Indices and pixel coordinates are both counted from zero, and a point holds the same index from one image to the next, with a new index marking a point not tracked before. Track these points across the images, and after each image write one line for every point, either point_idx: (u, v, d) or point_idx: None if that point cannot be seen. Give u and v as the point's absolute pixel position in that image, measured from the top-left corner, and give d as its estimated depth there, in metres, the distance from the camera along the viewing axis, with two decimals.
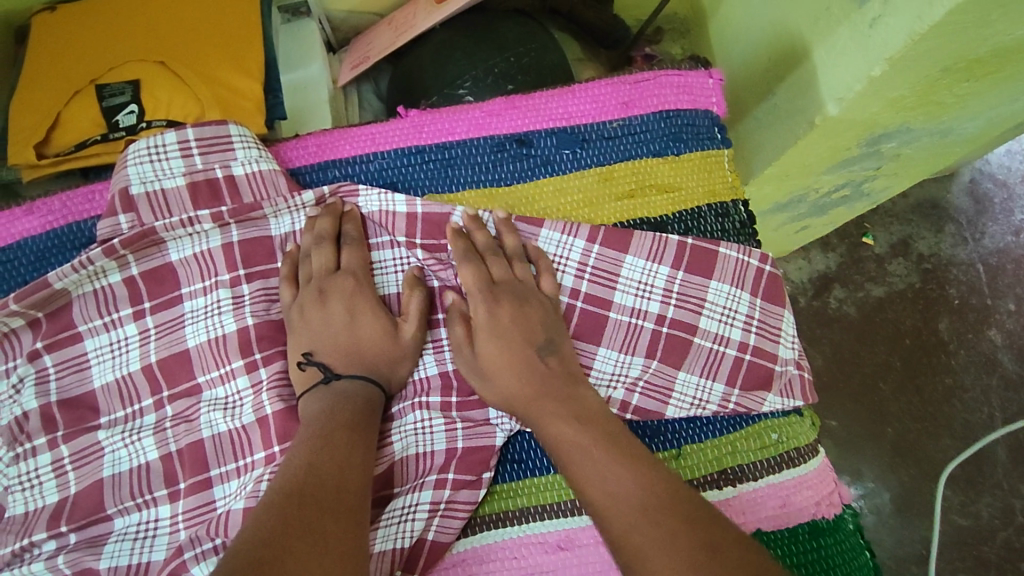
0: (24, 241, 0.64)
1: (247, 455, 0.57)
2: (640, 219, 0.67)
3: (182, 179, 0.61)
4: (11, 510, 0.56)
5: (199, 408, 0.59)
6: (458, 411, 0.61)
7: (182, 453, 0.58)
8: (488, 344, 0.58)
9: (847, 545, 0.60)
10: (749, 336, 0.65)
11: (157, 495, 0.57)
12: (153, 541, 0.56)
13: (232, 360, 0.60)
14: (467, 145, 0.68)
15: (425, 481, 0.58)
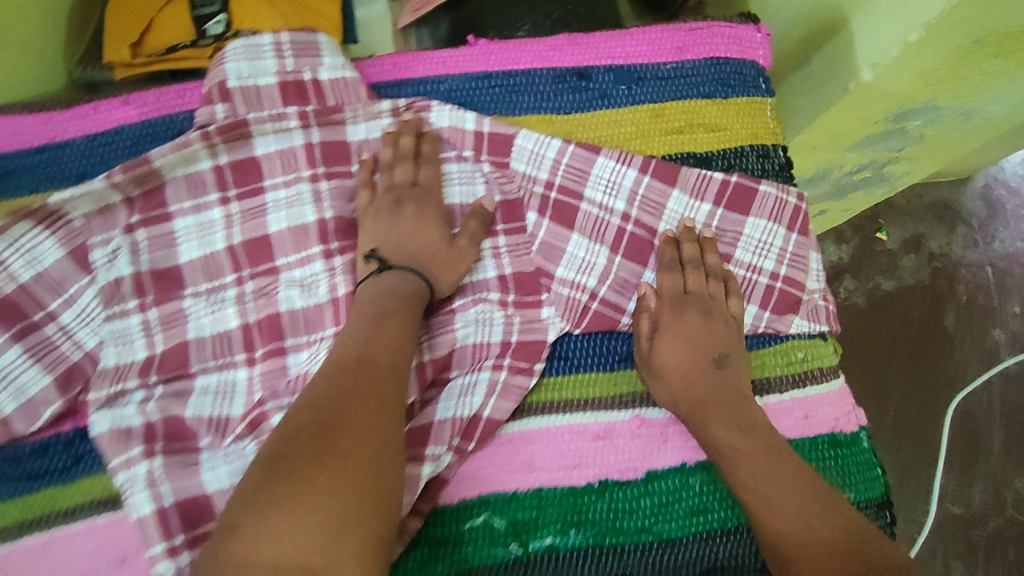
0: (120, 128, 0.67)
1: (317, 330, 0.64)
2: (687, 154, 0.72)
3: (275, 77, 0.67)
4: (104, 362, 0.62)
5: (278, 285, 0.65)
6: (515, 307, 0.67)
7: (260, 323, 0.64)
8: (672, 347, 0.64)
9: (862, 458, 0.66)
10: (781, 267, 0.69)
11: (237, 359, 0.63)
12: (234, 398, 0.62)
13: (311, 245, 0.66)
14: (531, 74, 0.72)
15: (480, 367, 0.64)
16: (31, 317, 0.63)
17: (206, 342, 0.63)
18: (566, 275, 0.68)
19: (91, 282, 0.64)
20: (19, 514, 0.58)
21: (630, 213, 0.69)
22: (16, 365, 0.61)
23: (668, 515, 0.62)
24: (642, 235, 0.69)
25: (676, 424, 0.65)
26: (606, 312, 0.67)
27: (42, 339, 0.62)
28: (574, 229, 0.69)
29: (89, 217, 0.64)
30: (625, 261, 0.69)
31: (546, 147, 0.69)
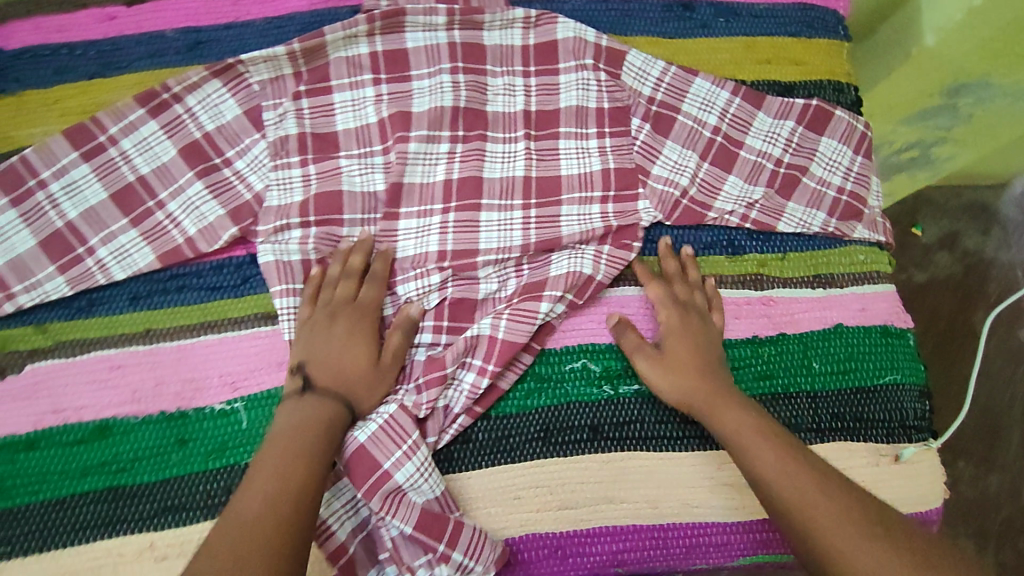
0: (293, 14, 0.78)
1: (429, 205, 0.73)
2: (773, 82, 0.82)
3: None
4: (269, 202, 0.72)
5: (410, 150, 0.74)
6: (614, 201, 0.74)
7: (390, 189, 0.73)
8: (677, 353, 0.68)
9: (909, 352, 0.75)
10: (847, 184, 0.78)
11: (376, 217, 0.73)
12: (371, 243, 0.71)
13: (444, 128, 0.75)
14: (644, 3, 0.83)
15: (588, 247, 0.72)
16: (212, 160, 0.73)
17: (354, 196, 0.73)
18: (661, 173, 0.76)
19: (261, 138, 0.75)
20: (201, 317, 0.69)
21: (720, 127, 0.78)
22: (201, 197, 0.72)
23: (738, 376, 0.72)
24: (728, 146, 0.77)
25: (750, 304, 0.74)
26: (695, 208, 0.75)
27: (218, 181, 0.73)
28: (669, 137, 0.77)
29: (265, 83, 0.75)
30: (714, 167, 0.77)
31: (652, 65, 0.79)
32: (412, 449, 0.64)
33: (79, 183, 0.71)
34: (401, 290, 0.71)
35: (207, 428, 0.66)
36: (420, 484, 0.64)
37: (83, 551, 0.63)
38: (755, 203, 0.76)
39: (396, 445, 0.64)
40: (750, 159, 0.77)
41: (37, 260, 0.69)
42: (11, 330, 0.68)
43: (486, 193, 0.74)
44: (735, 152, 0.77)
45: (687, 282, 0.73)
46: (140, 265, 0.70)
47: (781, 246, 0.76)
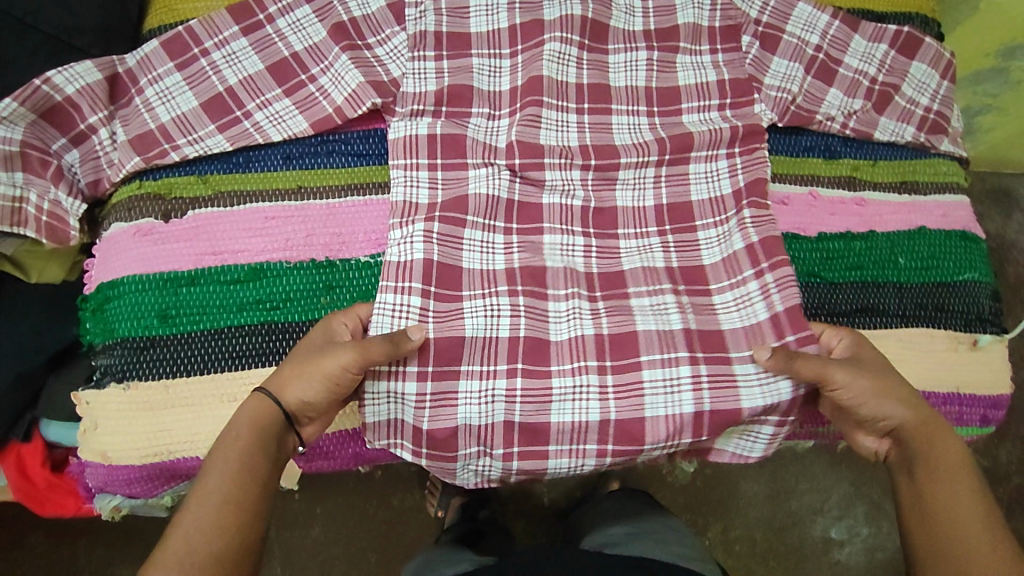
0: None
1: (567, 100, 0.81)
2: (867, 11, 0.90)
3: None
4: (406, 89, 0.77)
5: (542, 56, 0.80)
6: (733, 109, 0.82)
7: (522, 86, 0.80)
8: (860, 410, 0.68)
9: (983, 258, 0.82)
10: (934, 104, 0.86)
11: (501, 114, 0.80)
12: (497, 131, 0.79)
13: (574, 33, 0.82)
14: None
15: (720, 152, 0.81)
16: (354, 40, 0.78)
17: (483, 94, 0.80)
18: (773, 83, 0.83)
19: (402, 30, 0.80)
20: (348, 180, 0.75)
21: (822, 45, 0.85)
22: (344, 67, 0.76)
23: (833, 265, 0.79)
24: (830, 63, 0.85)
25: (845, 202, 0.81)
26: (800, 112, 0.82)
27: (361, 57, 0.77)
28: (776, 53, 0.84)
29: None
30: (815, 81, 0.84)
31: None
32: (490, 374, 0.71)
33: (238, 54, 0.77)
34: (549, 176, 0.78)
35: (353, 278, 0.72)
36: (477, 409, 0.70)
37: (239, 378, 0.68)
38: (854, 113, 0.83)
39: (481, 361, 0.72)
40: (848, 76, 0.85)
41: (200, 119, 0.74)
42: (174, 178, 0.73)
43: (615, 100, 0.83)
44: (835, 69, 0.85)
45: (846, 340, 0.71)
46: (295, 131, 0.75)
47: (872, 154, 0.84)
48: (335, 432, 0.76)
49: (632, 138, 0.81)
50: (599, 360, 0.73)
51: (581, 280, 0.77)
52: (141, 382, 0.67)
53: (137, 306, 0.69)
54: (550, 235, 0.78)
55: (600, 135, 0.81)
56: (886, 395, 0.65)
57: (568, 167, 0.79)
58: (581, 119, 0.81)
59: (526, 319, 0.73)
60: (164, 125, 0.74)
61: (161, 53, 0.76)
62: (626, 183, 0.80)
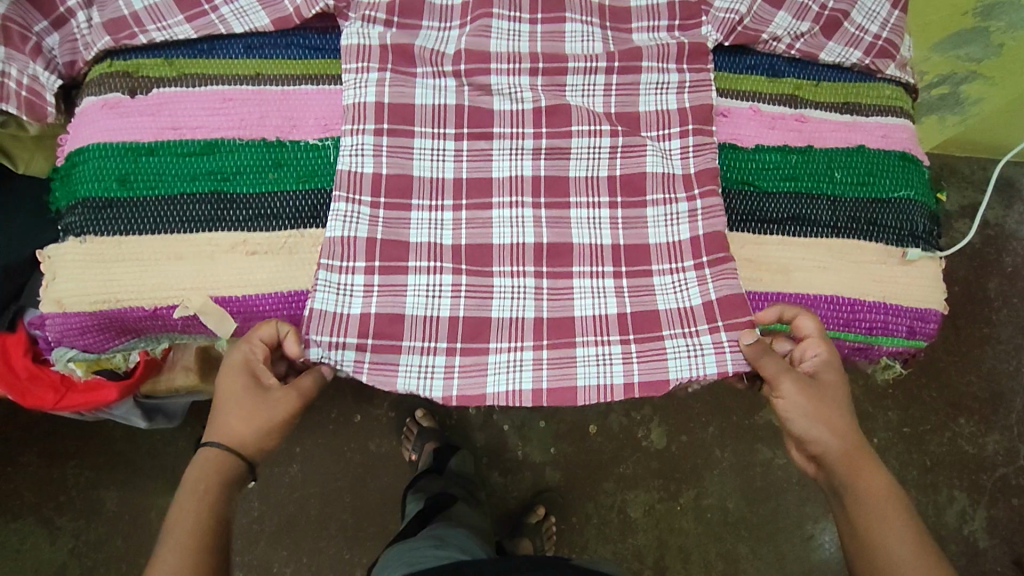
0: None
1: (519, 13, 0.83)
2: None
3: None
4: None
5: None
6: (681, 27, 0.84)
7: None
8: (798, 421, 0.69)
9: (923, 183, 0.83)
10: (882, 33, 0.86)
11: (453, 26, 0.82)
12: (447, 42, 0.81)
13: None
14: None
15: (670, 66, 0.82)
16: None
17: (434, 7, 0.82)
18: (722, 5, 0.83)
19: None
20: (303, 70, 0.80)
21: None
22: None
23: (766, 176, 0.81)
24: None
25: (785, 118, 0.83)
26: (749, 31, 0.84)
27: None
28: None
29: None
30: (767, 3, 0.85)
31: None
32: (435, 273, 0.74)
33: None
34: (495, 81, 0.80)
35: (301, 158, 0.77)
36: (429, 304, 0.74)
37: (187, 239, 0.73)
38: (801, 35, 0.85)
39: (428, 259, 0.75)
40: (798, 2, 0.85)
41: (169, 8, 0.79)
42: (144, 60, 0.79)
43: (566, 11, 0.84)
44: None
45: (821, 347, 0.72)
46: (257, 25, 0.79)
47: (815, 76, 0.86)
48: (274, 292, 0.73)
49: (583, 47, 0.83)
50: (537, 266, 0.76)
51: (525, 187, 0.78)
52: (97, 236, 0.72)
53: (98, 170, 0.74)
54: (498, 140, 0.79)
55: (551, 44, 0.83)
56: (822, 418, 0.68)
57: (515, 73, 0.81)
58: (533, 30, 0.83)
59: (468, 229, 0.76)
60: (136, 11, 0.78)
61: None
62: (575, 89, 0.81)
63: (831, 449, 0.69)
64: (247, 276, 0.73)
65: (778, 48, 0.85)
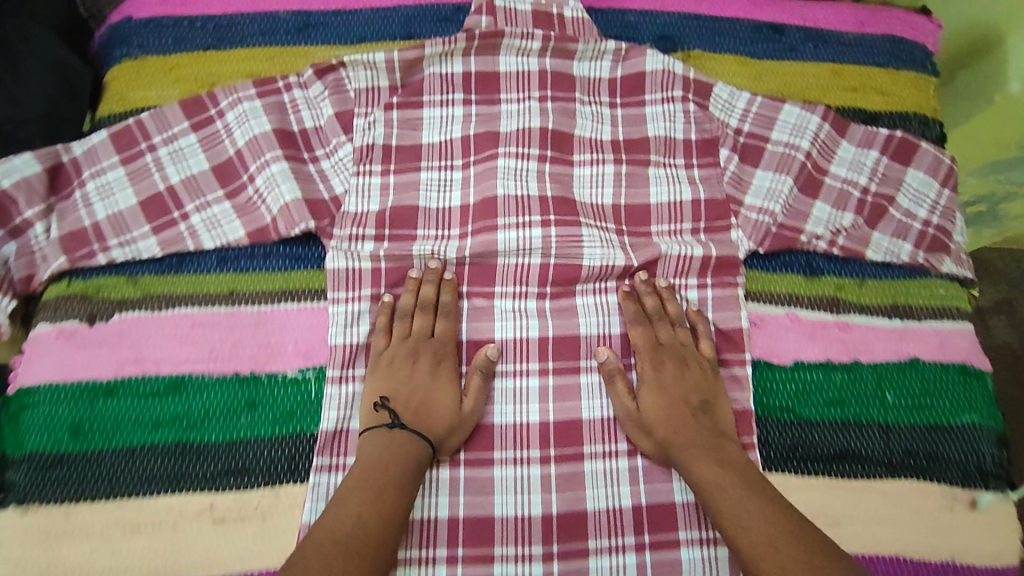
0: (399, 9, 0.83)
1: (527, 215, 0.73)
2: (858, 109, 0.82)
3: (530, 5, 0.81)
4: (347, 208, 0.74)
5: (497, 174, 0.76)
6: (707, 231, 0.76)
7: (476, 205, 0.75)
8: (649, 398, 0.67)
9: (990, 399, 0.72)
10: (932, 219, 0.77)
11: (451, 234, 0.74)
12: (446, 245, 0.73)
13: (532, 147, 0.77)
14: (735, 23, 0.84)
15: (691, 281, 0.74)
16: (301, 153, 0.77)
17: (429, 213, 0.75)
18: (755, 202, 0.77)
19: (348, 141, 0.77)
20: (284, 285, 0.72)
21: (811, 152, 0.79)
22: (283, 176, 0.74)
23: (808, 401, 0.71)
24: (815, 173, 0.79)
25: (825, 326, 0.74)
26: (786, 233, 0.76)
27: (302, 170, 0.75)
28: (758, 167, 0.79)
29: (360, 90, 0.78)
30: (800, 195, 0.78)
31: (738, 97, 0.80)
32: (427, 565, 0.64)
33: (184, 151, 0.76)
34: (499, 304, 0.72)
35: (277, 395, 0.68)
36: None
37: (143, 503, 0.63)
38: (842, 230, 0.77)
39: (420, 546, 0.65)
40: (836, 188, 0.78)
41: (135, 217, 0.73)
42: (104, 279, 0.70)
43: (580, 211, 0.75)
44: (821, 179, 0.79)
45: (668, 320, 0.72)
46: (231, 238, 0.73)
47: (860, 273, 0.76)
48: (242, 571, 0.62)
49: (601, 260, 0.73)
50: (545, 544, 0.65)
51: (532, 438, 0.68)
52: (43, 505, 0.63)
53: (48, 419, 0.65)
54: (501, 379, 0.70)
55: (565, 252, 0.73)
56: (661, 397, 0.67)
57: (522, 295, 0.73)
58: (547, 241, 0.73)
59: (467, 494, 0.66)
60: (99, 224, 0.72)
61: (108, 145, 0.75)
62: (587, 310, 0.73)
63: (708, 495, 0.61)
64: (211, 548, 0.63)
65: (818, 246, 0.76)
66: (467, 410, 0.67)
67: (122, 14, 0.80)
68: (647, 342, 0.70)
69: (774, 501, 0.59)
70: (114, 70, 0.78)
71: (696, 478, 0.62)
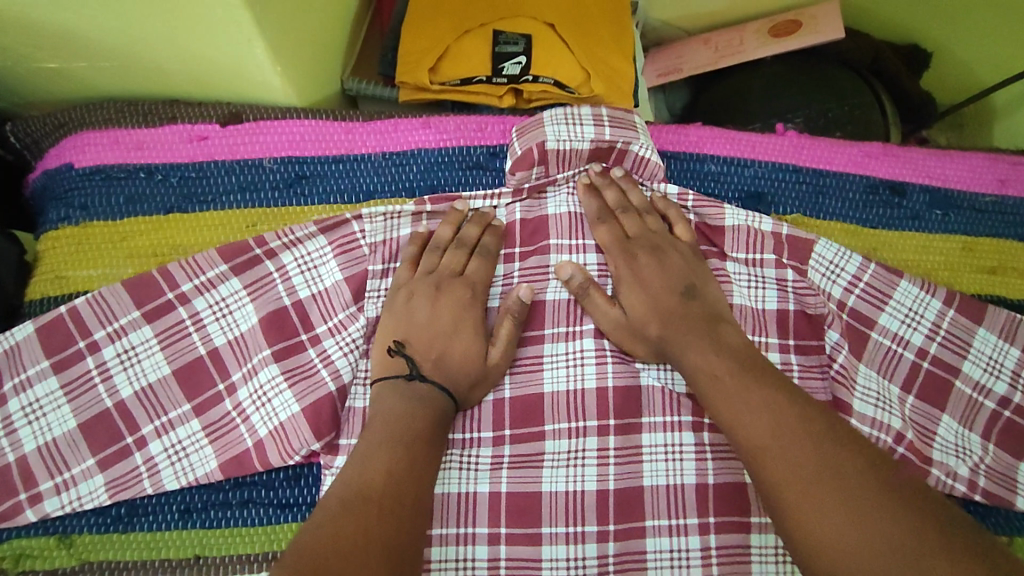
0: (419, 151, 0.66)
1: (581, 419, 0.58)
2: (997, 297, 0.66)
3: (589, 144, 0.63)
4: (352, 402, 0.57)
5: (543, 365, 0.60)
6: None
7: (515, 402, 0.59)
8: (632, 295, 0.59)
9: None
10: None
11: (484, 436, 0.59)
12: (477, 474, 0.57)
13: (584, 323, 0.61)
14: (844, 178, 0.68)
15: None
16: (298, 334, 0.59)
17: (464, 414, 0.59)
18: (865, 411, 0.60)
19: (359, 313, 0.59)
20: (265, 546, 0.55)
21: (929, 349, 0.62)
22: (276, 385, 0.57)
23: None
24: (941, 374, 0.62)
25: None
26: (913, 459, 0.59)
27: (299, 366, 0.58)
28: (862, 360, 0.62)
29: (376, 245, 0.61)
30: (923, 403, 0.61)
31: (848, 260, 0.63)
32: None
33: (136, 350, 0.58)
34: (547, 552, 0.56)
35: None
36: None
37: None
38: (980, 463, 0.60)
39: None
40: (965, 395, 0.62)
41: (75, 448, 0.56)
42: (28, 541, 0.54)
43: None
44: (950, 382, 0.62)
45: (634, 211, 0.63)
46: (199, 474, 0.56)
47: (1006, 524, 0.60)
48: None
49: (670, 481, 0.58)
50: None
51: None
52: None
53: None
54: None
55: (628, 477, 0.58)
56: (637, 277, 0.59)
57: (578, 538, 0.56)
58: (603, 470, 0.58)
59: None
60: (27, 459, 0.55)
61: (36, 346, 0.58)
62: (660, 562, 0.56)
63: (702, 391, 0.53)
64: None
65: (956, 488, 0.59)
66: (501, 352, 0.58)
67: (62, 157, 0.64)
68: (600, 220, 0.62)
69: (783, 382, 0.52)
70: (49, 237, 0.63)
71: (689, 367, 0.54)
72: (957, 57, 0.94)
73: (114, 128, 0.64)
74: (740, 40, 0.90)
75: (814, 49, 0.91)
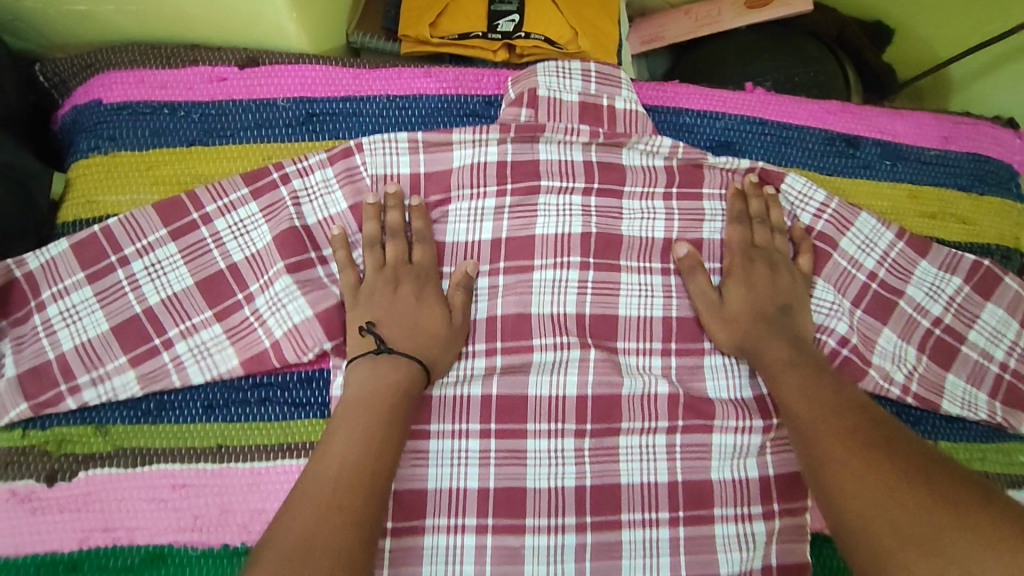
0: (421, 96, 0.72)
1: (564, 335, 0.66)
2: (937, 238, 0.74)
3: (578, 97, 0.71)
4: None
5: (532, 287, 0.67)
6: None
7: (507, 319, 0.66)
8: (736, 288, 0.66)
9: None
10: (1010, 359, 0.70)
11: (477, 348, 0.66)
12: (471, 378, 0.65)
13: (572, 254, 0.68)
14: (804, 131, 0.75)
15: (751, 424, 0.65)
16: (307, 253, 0.65)
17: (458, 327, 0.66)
18: (817, 317, 0.68)
19: None
20: (282, 437, 0.62)
21: (877, 272, 0.70)
22: (288, 293, 0.63)
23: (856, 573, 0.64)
24: (886, 295, 0.70)
25: None
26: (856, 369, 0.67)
27: (313, 279, 0.64)
28: (821, 275, 0.70)
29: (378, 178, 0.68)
30: (869, 316, 0.69)
31: (815, 190, 0.71)
32: None
33: (163, 263, 0.64)
34: (531, 446, 0.64)
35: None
36: None
37: None
38: (914, 370, 0.68)
39: None
40: (907, 313, 0.70)
41: (108, 347, 0.62)
42: (68, 429, 0.61)
43: (622, 334, 0.68)
44: (893, 301, 0.70)
45: (769, 225, 0.69)
46: (221, 368, 0.62)
47: (931, 430, 0.68)
48: None
49: (642, 391, 0.65)
50: None
51: None
52: None
53: None
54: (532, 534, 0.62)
55: (605, 383, 0.65)
56: (752, 289, 0.66)
57: (558, 434, 0.64)
58: (584, 377, 0.65)
59: None
60: (64, 357, 0.62)
61: (71, 260, 0.64)
62: (631, 455, 0.64)
63: (771, 373, 0.62)
64: None
65: (891, 390, 0.67)
66: None
67: (90, 94, 0.70)
68: (735, 230, 0.69)
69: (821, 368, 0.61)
70: (80, 165, 0.69)
71: (767, 359, 0.63)
72: (916, 32, 1.02)
73: (140, 68, 0.70)
74: (718, 10, 0.97)
75: (785, 21, 0.99)
